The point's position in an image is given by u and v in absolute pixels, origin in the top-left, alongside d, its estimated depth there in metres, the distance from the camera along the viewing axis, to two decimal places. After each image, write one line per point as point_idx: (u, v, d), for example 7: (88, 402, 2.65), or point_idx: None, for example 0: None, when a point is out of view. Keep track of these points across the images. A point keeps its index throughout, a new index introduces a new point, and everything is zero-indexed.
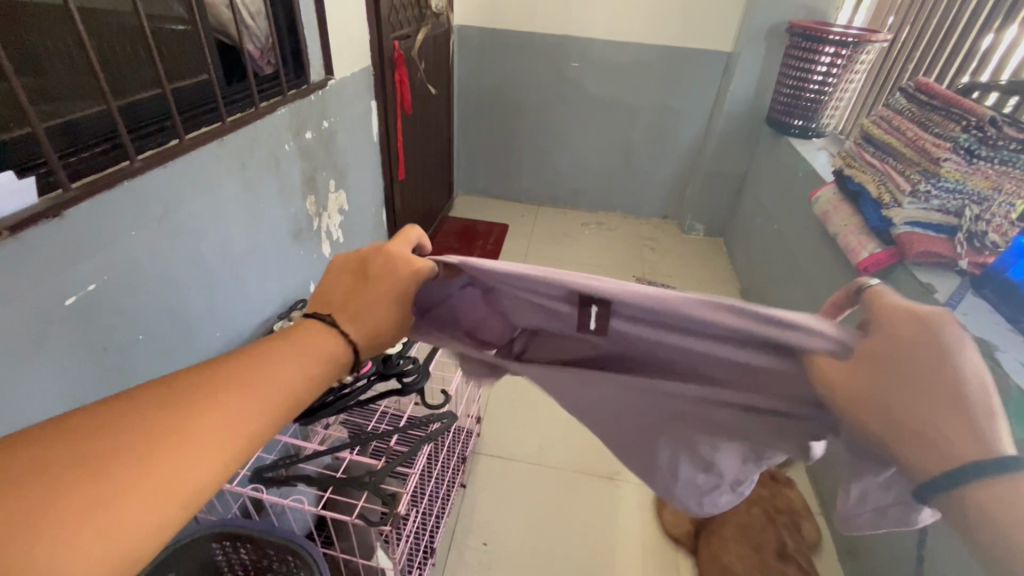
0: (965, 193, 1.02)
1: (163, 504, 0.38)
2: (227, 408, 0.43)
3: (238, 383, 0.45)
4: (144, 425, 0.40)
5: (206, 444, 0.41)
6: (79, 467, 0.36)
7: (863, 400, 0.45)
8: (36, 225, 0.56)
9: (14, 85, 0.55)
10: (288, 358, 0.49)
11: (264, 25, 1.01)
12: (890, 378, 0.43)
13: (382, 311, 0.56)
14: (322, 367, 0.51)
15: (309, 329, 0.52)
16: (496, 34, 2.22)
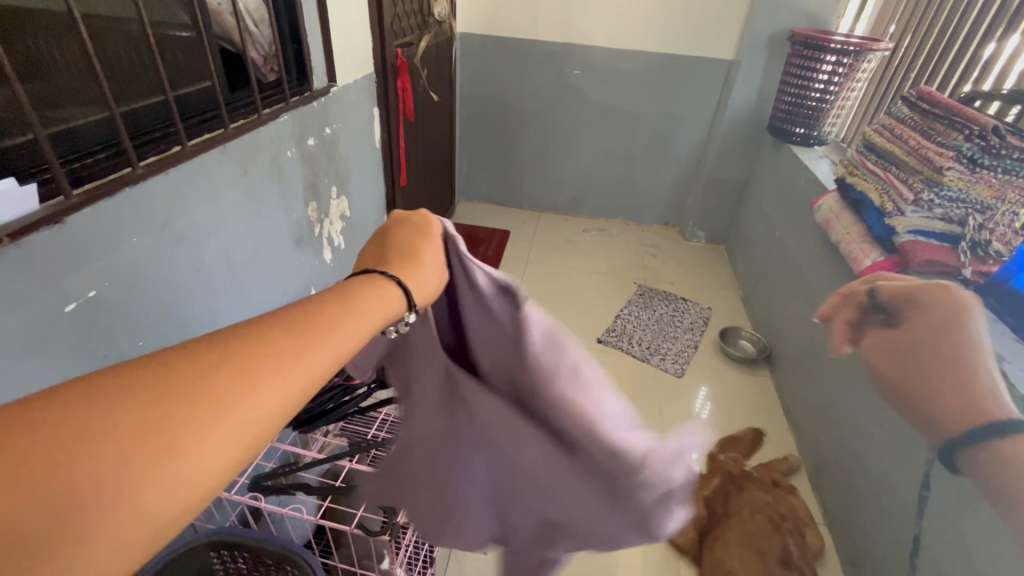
0: (967, 202, 1.02)
1: (222, 452, 0.30)
2: (303, 344, 0.35)
3: (314, 319, 0.37)
4: (210, 356, 0.32)
5: (281, 384, 0.33)
6: (139, 395, 0.28)
7: (922, 363, 0.80)
8: (36, 231, 0.56)
9: (19, 93, 0.55)
10: (363, 298, 0.42)
11: (267, 32, 1.01)
12: (929, 346, 0.77)
13: (429, 269, 0.52)
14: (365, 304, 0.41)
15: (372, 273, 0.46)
16: (498, 42, 2.23)
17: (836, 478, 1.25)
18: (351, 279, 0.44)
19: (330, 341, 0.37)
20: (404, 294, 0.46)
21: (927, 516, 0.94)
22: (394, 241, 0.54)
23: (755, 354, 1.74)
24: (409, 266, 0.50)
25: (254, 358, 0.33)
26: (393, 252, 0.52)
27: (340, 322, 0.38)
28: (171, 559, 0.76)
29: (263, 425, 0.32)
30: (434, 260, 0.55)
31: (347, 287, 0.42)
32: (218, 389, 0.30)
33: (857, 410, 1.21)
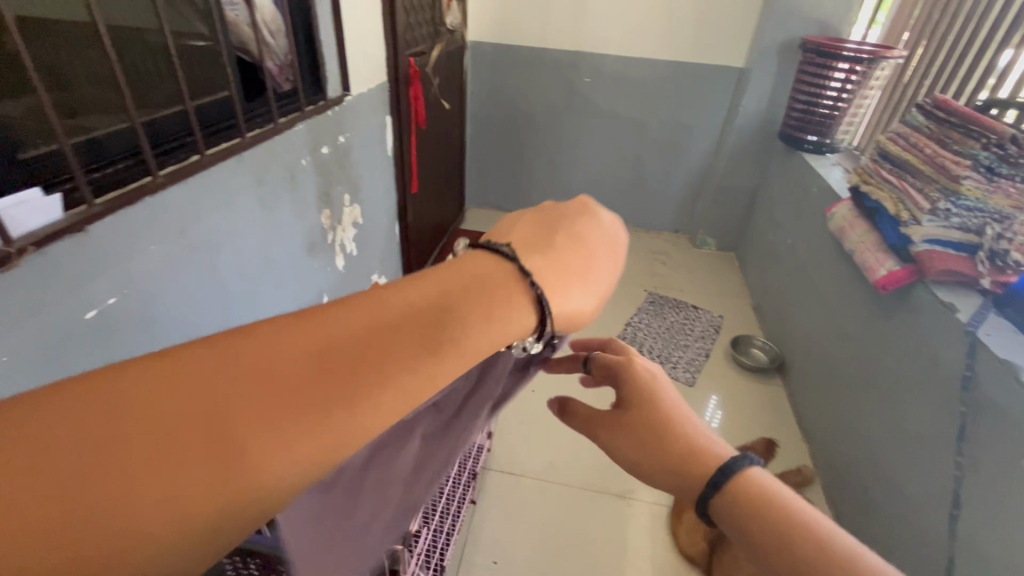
0: (986, 211, 1.00)
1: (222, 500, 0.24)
2: (363, 384, 0.28)
3: (380, 349, 0.29)
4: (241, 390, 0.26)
5: (304, 429, 0.26)
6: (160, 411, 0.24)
7: (646, 438, 0.47)
8: (59, 240, 0.57)
9: (43, 102, 0.57)
10: (463, 321, 0.33)
11: (283, 43, 1.03)
12: (648, 415, 0.48)
13: (584, 289, 0.40)
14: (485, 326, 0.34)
15: (497, 278, 0.36)
16: (508, 50, 2.25)
17: (852, 491, 1.22)
18: (458, 282, 0.35)
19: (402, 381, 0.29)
20: (532, 319, 0.36)
21: (951, 532, 0.92)
22: (558, 234, 0.42)
23: (767, 362, 1.73)
24: (562, 277, 0.39)
25: (292, 397, 0.26)
26: (550, 248, 0.41)
27: (421, 354, 0.30)
28: None
29: (300, 478, 0.26)
30: (597, 249, 0.43)
31: (447, 300, 0.33)
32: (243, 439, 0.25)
33: (874, 421, 1.19)
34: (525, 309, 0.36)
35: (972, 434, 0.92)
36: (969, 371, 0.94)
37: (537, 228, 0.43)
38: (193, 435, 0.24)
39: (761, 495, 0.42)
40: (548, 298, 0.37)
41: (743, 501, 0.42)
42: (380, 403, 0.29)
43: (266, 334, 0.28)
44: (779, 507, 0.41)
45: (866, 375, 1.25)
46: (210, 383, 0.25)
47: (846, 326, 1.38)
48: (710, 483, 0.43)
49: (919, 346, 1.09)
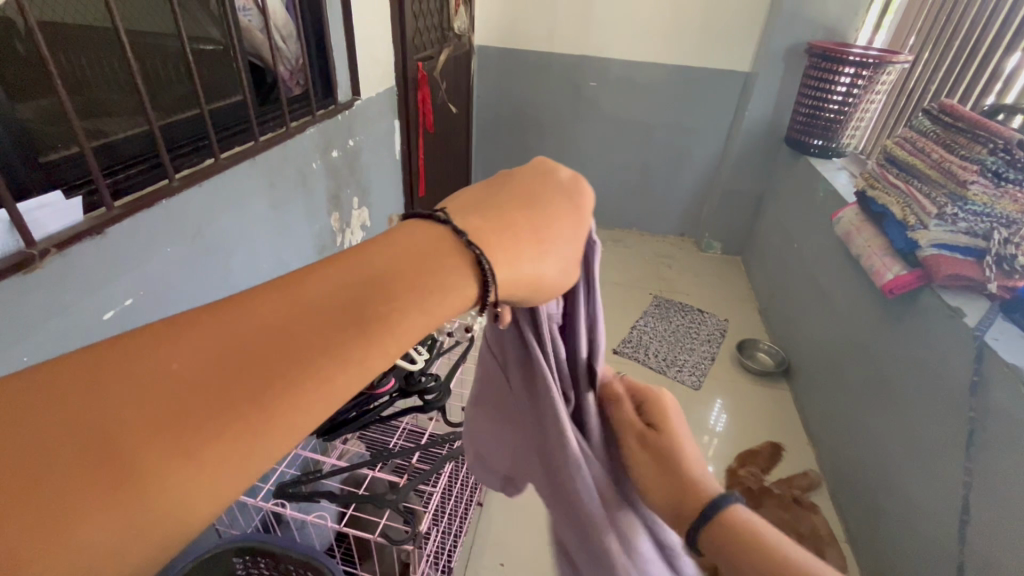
0: (992, 216, 1.00)
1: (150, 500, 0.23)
2: (288, 364, 0.27)
3: (289, 342, 0.27)
4: (124, 413, 0.24)
5: (232, 419, 0.25)
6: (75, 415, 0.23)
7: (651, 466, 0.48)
8: (81, 242, 0.58)
9: (66, 106, 0.58)
10: (390, 301, 0.30)
11: (295, 48, 1.05)
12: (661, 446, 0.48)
13: (533, 249, 0.37)
14: (430, 297, 0.32)
15: (436, 246, 0.34)
16: (514, 54, 2.26)
17: (860, 496, 1.22)
18: (388, 256, 0.32)
19: (323, 372, 0.27)
20: (473, 288, 0.34)
21: (961, 538, 0.92)
22: (502, 197, 0.39)
23: (773, 366, 1.73)
24: (497, 235, 0.36)
25: (188, 408, 0.24)
26: (497, 211, 0.38)
27: (342, 342, 0.28)
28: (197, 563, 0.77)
29: (217, 491, 0.25)
30: (547, 208, 0.39)
31: (372, 279, 0.31)
32: (138, 461, 0.23)
33: (881, 425, 1.19)
34: (464, 277, 0.33)
35: (980, 439, 0.92)
36: (977, 376, 0.94)
37: (482, 193, 0.40)
38: (74, 468, 0.22)
39: (747, 533, 0.43)
40: (488, 258, 0.34)
41: (729, 537, 0.43)
42: (299, 401, 0.26)
43: (177, 328, 0.26)
44: (762, 546, 0.42)
45: (873, 380, 1.25)
46: (122, 383, 0.24)
47: (853, 330, 1.38)
48: (699, 515, 0.44)
49: (926, 351, 1.09)
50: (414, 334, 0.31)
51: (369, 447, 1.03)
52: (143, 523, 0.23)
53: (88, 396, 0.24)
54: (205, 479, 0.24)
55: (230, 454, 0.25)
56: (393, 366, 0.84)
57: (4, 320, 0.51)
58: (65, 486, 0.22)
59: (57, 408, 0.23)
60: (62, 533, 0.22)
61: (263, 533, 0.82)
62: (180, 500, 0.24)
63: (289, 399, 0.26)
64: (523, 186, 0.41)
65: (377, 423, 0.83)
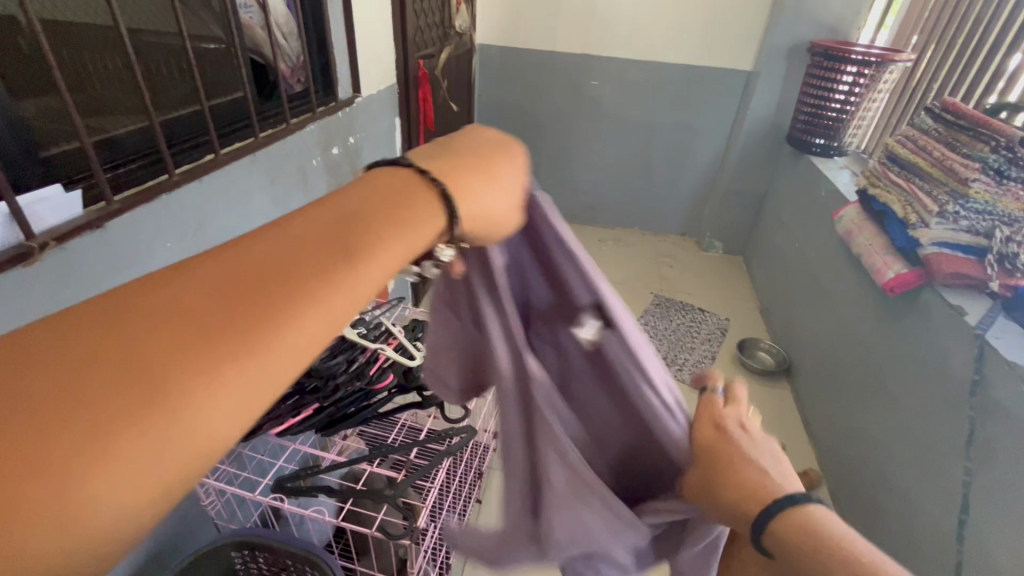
0: (994, 215, 0.99)
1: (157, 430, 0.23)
2: (282, 292, 0.27)
3: (273, 272, 0.28)
4: (114, 353, 0.23)
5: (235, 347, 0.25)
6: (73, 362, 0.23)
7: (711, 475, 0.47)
8: (80, 235, 0.59)
9: (67, 101, 0.58)
10: (370, 231, 0.31)
11: (295, 45, 1.05)
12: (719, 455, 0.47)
13: (492, 189, 0.38)
14: (403, 229, 0.33)
15: (405, 187, 0.35)
16: (516, 53, 2.26)
17: (859, 494, 1.22)
18: (357, 199, 0.33)
19: (312, 293, 0.28)
20: (444, 221, 0.35)
21: (960, 537, 0.91)
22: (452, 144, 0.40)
23: (774, 365, 1.72)
24: (459, 173, 0.36)
25: (182, 337, 0.24)
26: (453, 153, 0.38)
27: (330, 267, 0.29)
28: (194, 559, 0.77)
29: (226, 416, 0.24)
30: (501, 160, 0.40)
31: (342, 215, 0.32)
32: (137, 389, 0.23)
33: (882, 424, 1.18)
34: (432, 209, 0.34)
35: (980, 438, 0.91)
36: (978, 374, 0.94)
37: (418, 148, 0.40)
38: (71, 408, 0.22)
39: (817, 530, 0.39)
40: (456, 198, 0.35)
41: (795, 535, 0.40)
42: (295, 323, 0.27)
43: (163, 281, 0.26)
44: (834, 544, 0.38)
45: (874, 379, 1.25)
46: (121, 329, 0.24)
47: (854, 329, 1.38)
48: (762, 512, 0.42)
49: (928, 349, 1.08)
50: (393, 263, 0.32)
51: (368, 443, 1.03)
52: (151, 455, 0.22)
53: (77, 343, 0.24)
54: (215, 405, 0.24)
55: (238, 375, 0.25)
56: (392, 361, 0.85)
57: (5, 313, 0.52)
58: (64, 420, 0.21)
59: (52, 359, 0.23)
60: (69, 464, 0.21)
61: (261, 528, 0.82)
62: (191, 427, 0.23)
63: (286, 320, 0.27)
64: (460, 137, 0.41)
65: (375, 418, 0.83)
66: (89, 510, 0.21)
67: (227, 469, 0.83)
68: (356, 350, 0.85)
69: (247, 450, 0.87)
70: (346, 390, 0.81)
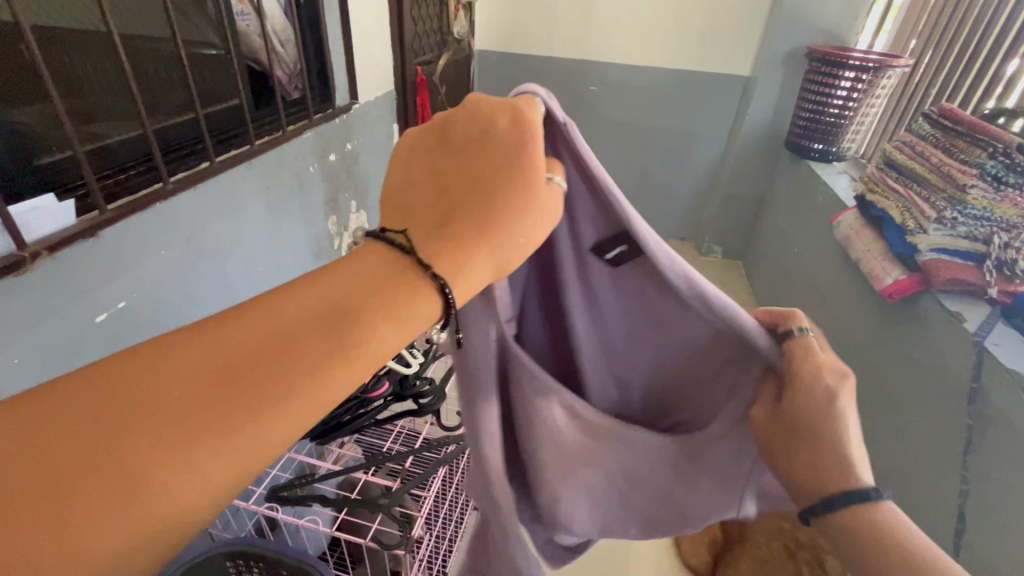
0: (992, 220, 0.99)
1: (162, 501, 0.29)
2: (272, 385, 0.33)
3: (277, 352, 0.34)
4: (139, 411, 0.30)
5: (224, 439, 0.31)
6: (107, 430, 0.29)
7: (789, 438, 0.48)
8: (72, 244, 0.58)
9: (58, 110, 0.58)
10: (360, 327, 0.36)
11: (292, 52, 1.06)
12: (810, 430, 0.47)
13: (504, 242, 0.41)
14: (389, 326, 0.37)
15: (396, 270, 0.39)
16: (515, 59, 2.27)
17: None
18: (354, 283, 0.38)
19: (301, 366, 0.34)
20: (436, 309, 0.39)
21: (957, 547, 0.91)
22: (458, 166, 0.43)
23: None
24: (471, 250, 0.40)
25: (195, 413, 0.31)
26: (458, 196, 0.42)
27: (317, 350, 0.34)
28: (186, 569, 0.76)
29: (228, 475, 0.31)
30: (533, 232, 0.42)
31: (339, 292, 0.37)
32: (162, 455, 0.30)
33: (881, 433, 1.18)
34: (418, 301, 0.38)
35: (978, 446, 0.91)
36: (976, 382, 0.94)
37: (432, 166, 0.45)
38: (98, 476, 0.28)
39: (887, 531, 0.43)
40: (451, 287, 0.39)
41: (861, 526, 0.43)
42: (288, 404, 0.33)
43: (185, 359, 0.33)
44: (905, 549, 0.42)
45: (874, 385, 1.24)
46: (145, 406, 0.30)
47: (854, 336, 1.37)
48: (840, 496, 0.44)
49: (928, 357, 1.07)
50: (378, 356, 0.36)
51: (365, 451, 1.03)
52: (151, 518, 0.29)
53: (112, 396, 0.31)
54: (219, 464, 0.31)
55: (234, 447, 0.31)
56: (388, 369, 0.83)
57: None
58: (106, 480, 0.28)
59: (89, 430, 0.29)
60: (92, 523, 0.28)
61: (254, 537, 0.82)
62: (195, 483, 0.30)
63: (274, 402, 0.33)
64: (471, 159, 0.43)
65: (371, 426, 0.83)
66: (123, 546, 0.29)
67: None
68: None
69: None
70: (340, 399, 0.80)
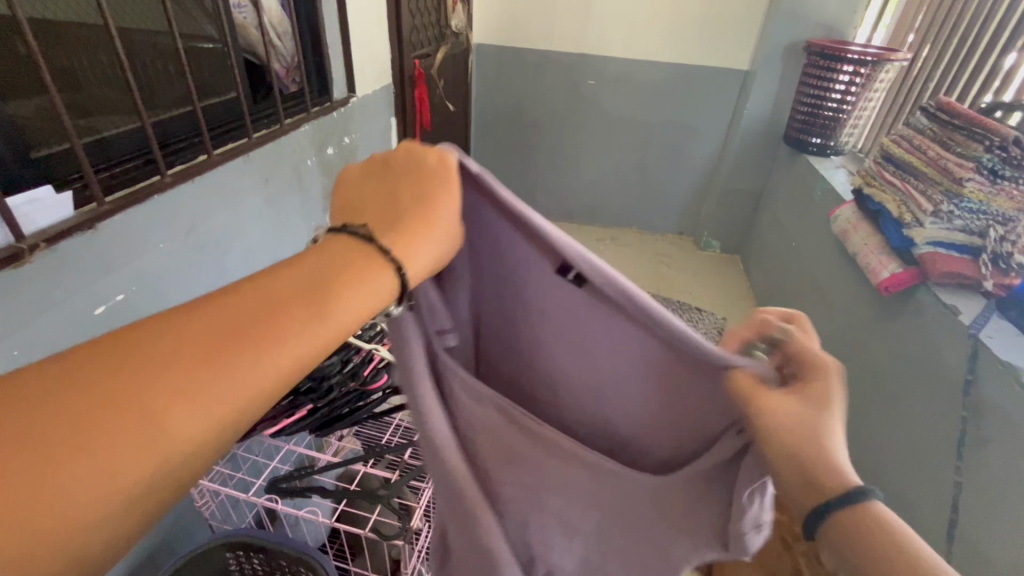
0: (988, 214, 0.99)
1: (143, 455, 0.30)
2: (251, 347, 0.34)
3: (256, 320, 0.36)
4: (103, 382, 0.31)
5: (205, 396, 0.32)
6: (90, 390, 0.30)
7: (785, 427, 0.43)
8: (71, 236, 0.58)
9: (56, 102, 0.58)
10: (333, 296, 0.38)
11: (289, 45, 1.06)
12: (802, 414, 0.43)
13: (442, 237, 0.45)
14: (357, 298, 0.39)
15: (354, 250, 0.41)
16: (513, 53, 2.26)
17: None
18: (322, 263, 0.40)
19: (278, 330, 0.36)
20: (393, 287, 0.41)
21: (950, 538, 0.92)
22: (401, 182, 0.47)
23: None
24: (416, 241, 0.43)
25: (178, 373, 0.32)
26: (400, 201, 0.45)
27: (287, 320, 0.36)
28: (186, 560, 0.77)
29: (208, 432, 0.33)
30: (449, 225, 0.47)
31: (309, 270, 0.39)
32: (146, 409, 0.31)
33: (877, 425, 1.18)
34: (380, 277, 0.41)
35: (972, 438, 0.92)
36: (971, 374, 0.94)
37: (368, 191, 0.48)
38: (84, 430, 0.29)
39: (888, 533, 0.37)
40: (407, 268, 0.42)
41: (858, 529, 0.38)
42: (266, 364, 0.35)
43: (165, 328, 0.34)
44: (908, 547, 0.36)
45: (871, 378, 1.25)
46: (126, 368, 0.31)
47: (851, 329, 1.37)
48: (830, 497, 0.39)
49: (923, 349, 1.08)
50: (348, 324, 0.39)
51: (364, 444, 1.02)
52: (134, 471, 0.30)
53: (71, 373, 0.31)
54: (200, 420, 0.32)
55: (204, 415, 0.32)
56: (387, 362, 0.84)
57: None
58: (94, 434, 0.29)
59: (73, 391, 0.30)
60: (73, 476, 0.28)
61: (254, 529, 0.82)
62: (164, 448, 0.31)
63: (245, 370, 0.34)
64: (411, 178, 0.47)
65: (369, 419, 0.82)
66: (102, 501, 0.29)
67: (221, 470, 0.83)
68: (351, 350, 0.81)
69: (241, 451, 0.87)
70: (340, 392, 0.80)
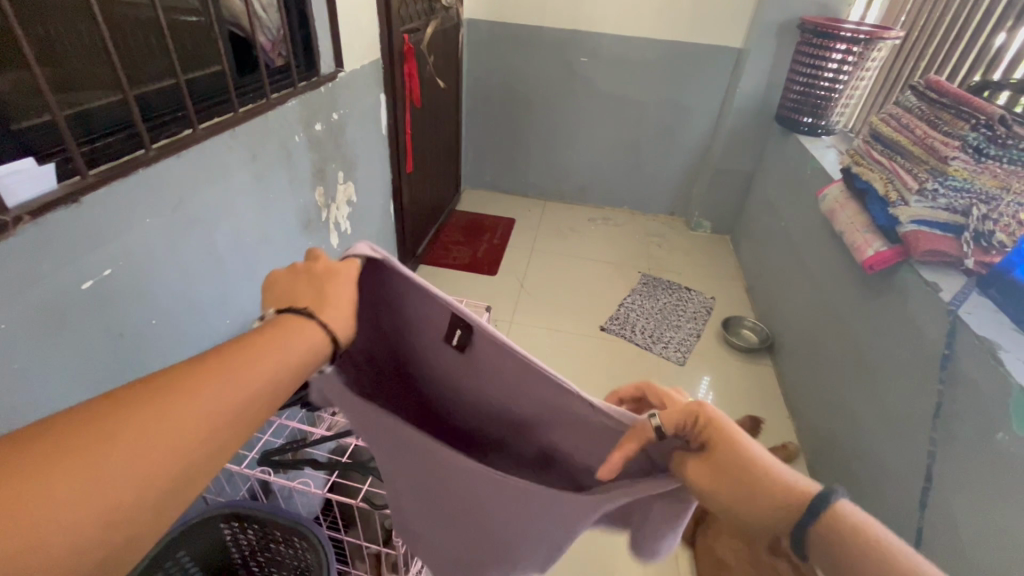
0: (972, 192, 1.01)
1: (129, 492, 0.35)
2: (217, 392, 0.40)
3: (221, 369, 0.41)
4: (85, 430, 0.35)
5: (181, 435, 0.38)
6: (77, 435, 0.34)
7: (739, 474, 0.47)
8: (55, 209, 0.58)
9: (37, 73, 0.56)
10: (281, 348, 0.44)
11: (275, 17, 1.02)
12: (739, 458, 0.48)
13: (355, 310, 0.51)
14: (300, 353, 0.45)
15: (290, 321, 0.46)
16: (505, 29, 2.22)
17: (835, 465, 1.26)
18: (267, 326, 0.46)
19: (239, 376, 0.41)
20: (327, 345, 0.47)
21: (924, 505, 0.96)
22: (316, 272, 0.51)
23: (757, 343, 1.77)
24: (340, 314, 0.49)
25: (158, 415, 0.37)
26: (317, 288, 0.50)
27: (246, 367, 0.42)
28: (184, 530, 0.78)
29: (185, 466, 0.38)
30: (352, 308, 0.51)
31: (257, 332, 0.45)
32: (131, 450, 0.35)
33: (857, 400, 1.22)
34: (316, 333, 0.47)
35: (948, 411, 0.94)
36: (949, 349, 0.97)
37: (291, 290, 0.50)
38: (78, 467, 0.33)
39: (859, 527, 0.42)
40: (335, 333, 0.48)
41: (835, 544, 0.42)
42: (233, 404, 0.41)
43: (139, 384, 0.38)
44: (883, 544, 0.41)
45: (852, 354, 1.28)
46: (108, 416, 0.36)
47: (836, 307, 1.40)
48: (808, 513, 0.43)
49: (905, 326, 1.10)
50: (290, 372, 0.45)
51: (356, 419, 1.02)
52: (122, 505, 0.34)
53: (52, 426, 0.35)
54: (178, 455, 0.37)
55: (184, 447, 0.38)
56: None
57: None
58: (82, 474, 0.33)
59: (63, 437, 0.34)
60: (74, 509, 0.33)
61: (249, 500, 0.84)
62: (143, 480, 0.35)
63: (213, 411, 0.39)
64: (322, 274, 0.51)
65: None
66: (92, 535, 0.33)
67: None
68: None
69: None
70: None
